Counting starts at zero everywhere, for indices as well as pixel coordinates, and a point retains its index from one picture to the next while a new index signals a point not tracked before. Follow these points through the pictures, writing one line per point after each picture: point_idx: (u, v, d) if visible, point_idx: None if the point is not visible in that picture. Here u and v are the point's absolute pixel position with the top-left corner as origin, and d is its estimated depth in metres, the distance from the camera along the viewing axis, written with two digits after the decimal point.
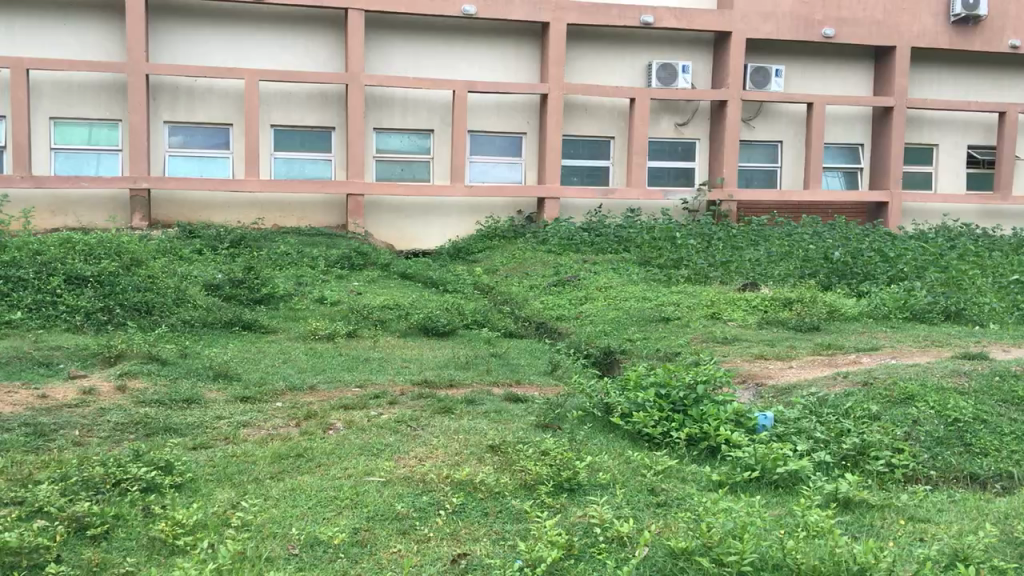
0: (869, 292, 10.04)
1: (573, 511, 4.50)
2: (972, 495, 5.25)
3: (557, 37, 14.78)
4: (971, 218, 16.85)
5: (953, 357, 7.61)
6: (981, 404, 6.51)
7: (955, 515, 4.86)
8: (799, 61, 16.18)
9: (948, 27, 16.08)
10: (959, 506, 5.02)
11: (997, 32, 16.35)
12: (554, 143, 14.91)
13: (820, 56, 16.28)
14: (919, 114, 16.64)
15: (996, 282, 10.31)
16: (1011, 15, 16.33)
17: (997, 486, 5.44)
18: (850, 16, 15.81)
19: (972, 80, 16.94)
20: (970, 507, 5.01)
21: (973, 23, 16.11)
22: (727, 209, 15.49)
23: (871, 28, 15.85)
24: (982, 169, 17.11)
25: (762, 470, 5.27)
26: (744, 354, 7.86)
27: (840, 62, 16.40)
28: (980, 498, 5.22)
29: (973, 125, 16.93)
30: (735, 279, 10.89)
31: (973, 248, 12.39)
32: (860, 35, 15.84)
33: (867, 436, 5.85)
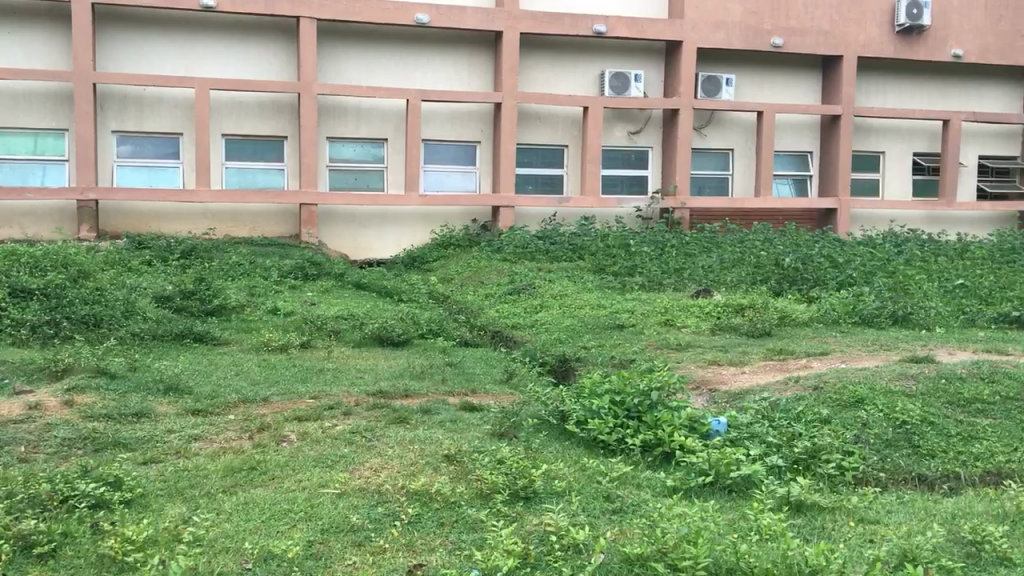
0: (818, 297, 10.19)
1: (529, 519, 4.50)
2: (920, 496, 5.40)
3: (511, 46, 14.82)
4: (918, 224, 17.21)
5: (901, 360, 7.76)
6: (929, 407, 6.75)
7: (904, 516, 4.99)
8: (749, 70, 16.41)
9: (893, 37, 16.42)
10: (907, 508, 5.16)
11: (940, 42, 16.73)
12: (508, 151, 14.94)
13: (770, 64, 16.53)
14: (867, 122, 16.96)
15: (942, 286, 10.44)
16: (953, 25, 16.73)
17: (944, 486, 5.63)
18: (798, 25, 16.07)
19: (918, 88, 17.29)
20: (918, 507, 5.16)
21: (917, 34, 16.47)
22: (680, 217, 15.61)
23: (819, 38, 16.13)
24: (927, 176, 17.50)
25: (716, 475, 5.35)
26: (698, 360, 7.93)
27: (789, 71, 16.66)
28: (927, 499, 5.38)
29: (917, 133, 17.29)
30: (688, 286, 10.98)
31: (919, 254, 12.67)
32: (808, 45, 16.11)
33: (817, 439, 5.99)
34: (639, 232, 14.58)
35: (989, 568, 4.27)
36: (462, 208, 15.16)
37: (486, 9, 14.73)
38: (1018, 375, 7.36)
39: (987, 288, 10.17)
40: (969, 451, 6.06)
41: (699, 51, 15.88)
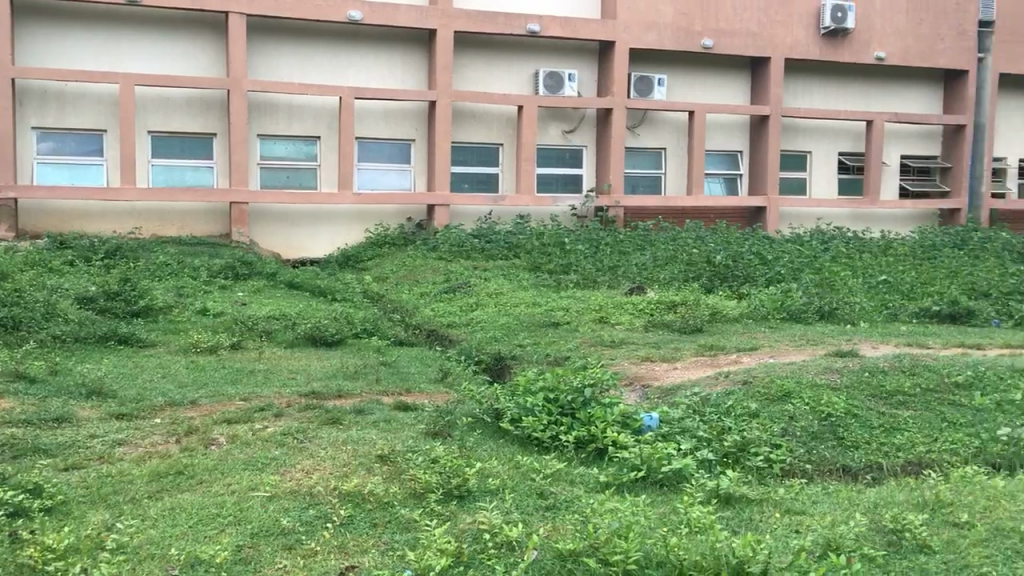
0: (748, 294, 10.38)
1: (463, 518, 4.50)
2: (844, 487, 5.68)
3: (444, 44, 14.78)
4: (845, 222, 17.63)
5: (826, 355, 7.96)
6: (853, 400, 6.97)
7: (829, 506, 5.18)
8: (680, 70, 16.63)
9: (819, 39, 16.80)
10: (832, 497, 5.39)
11: (864, 45, 17.14)
12: (442, 150, 14.90)
13: (701, 65, 16.78)
14: (795, 122, 17.33)
15: (866, 282, 10.67)
16: (876, 28, 17.16)
17: (868, 476, 5.94)
18: (727, 27, 16.33)
19: (844, 88, 17.71)
20: (842, 497, 5.39)
21: (842, 36, 16.87)
22: (614, 215, 15.75)
23: (748, 40, 16.43)
24: (853, 175, 17.95)
25: (648, 470, 5.43)
26: (631, 356, 8.01)
27: (719, 72, 16.94)
28: (851, 490, 5.66)
29: (843, 133, 17.72)
30: (622, 283, 11.08)
31: (845, 252, 12.99)
32: (737, 46, 16.40)
33: (746, 432, 6.19)
34: (574, 231, 14.68)
35: (909, 555, 4.53)
36: (397, 207, 15.08)
37: (419, 7, 14.68)
38: (937, 368, 7.61)
39: (908, 283, 10.40)
40: (891, 443, 6.37)
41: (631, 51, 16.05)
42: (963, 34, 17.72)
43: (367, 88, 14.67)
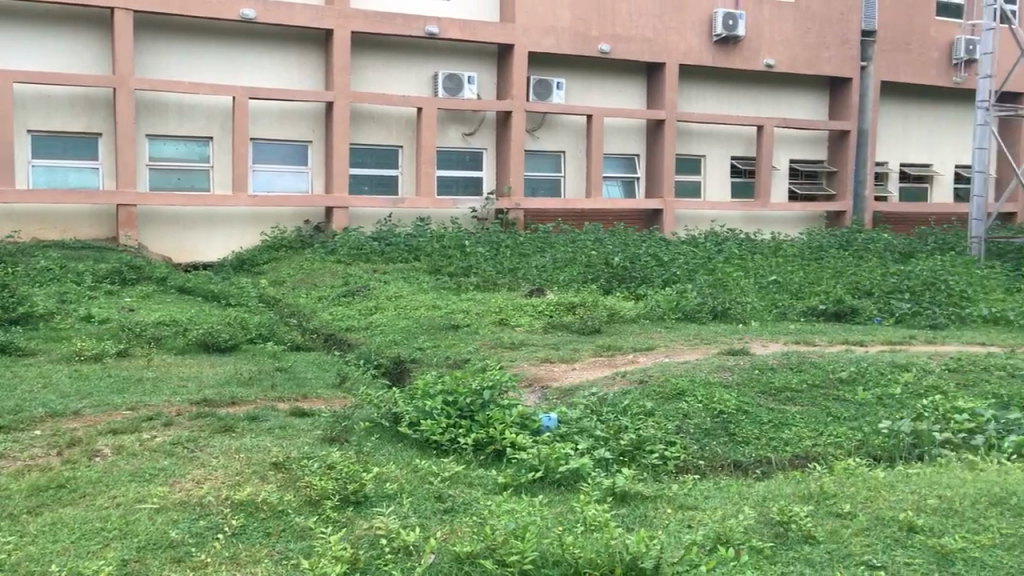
0: (645, 294, 10.57)
1: (360, 524, 4.45)
2: (735, 481, 5.89)
3: (341, 45, 14.62)
4: (737, 225, 18.20)
5: (719, 353, 8.17)
6: (744, 397, 7.19)
7: (720, 500, 5.38)
8: (578, 74, 16.85)
9: (712, 46, 17.27)
10: (723, 492, 5.58)
11: (754, 52, 17.69)
12: (340, 152, 14.72)
13: (598, 69, 17.05)
14: (689, 127, 17.76)
15: (757, 282, 10.97)
16: (765, 37, 17.73)
17: (758, 471, 6.17)
18: (623, 32, 16.62)
19: (736, 94, 18.24)
20: (731, 492, 5.59)
21: (733, 43, 17.37)
22: (514, 217, 15.85)
23: (643, 45, 16.77)
24: (745, 178, 18.50)
25: (546, 470, 5.47)
26: (531, 358, 8.06)
27: (616, 77, 17.24)
28: (742, 484, 5.86)
29: (735, 138, 18.25)
30: (521, 285, 11.16)
31: (738, 253, 13.36)
32: (633, 51, 16.72)
33: (642, 431, 6.34)
34: (474, 233, 14.71)
35: (795, 546, 4.73)
36: (294, 209, 14.83)
37: (315, 7, 14.48)
38: (822, 364, 7.90)
39: (797, 283, 10.72)
40: (779, 437, 6.59)
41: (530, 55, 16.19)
42: (847, 43, 18.38)
43: (262, 88, 14.39)
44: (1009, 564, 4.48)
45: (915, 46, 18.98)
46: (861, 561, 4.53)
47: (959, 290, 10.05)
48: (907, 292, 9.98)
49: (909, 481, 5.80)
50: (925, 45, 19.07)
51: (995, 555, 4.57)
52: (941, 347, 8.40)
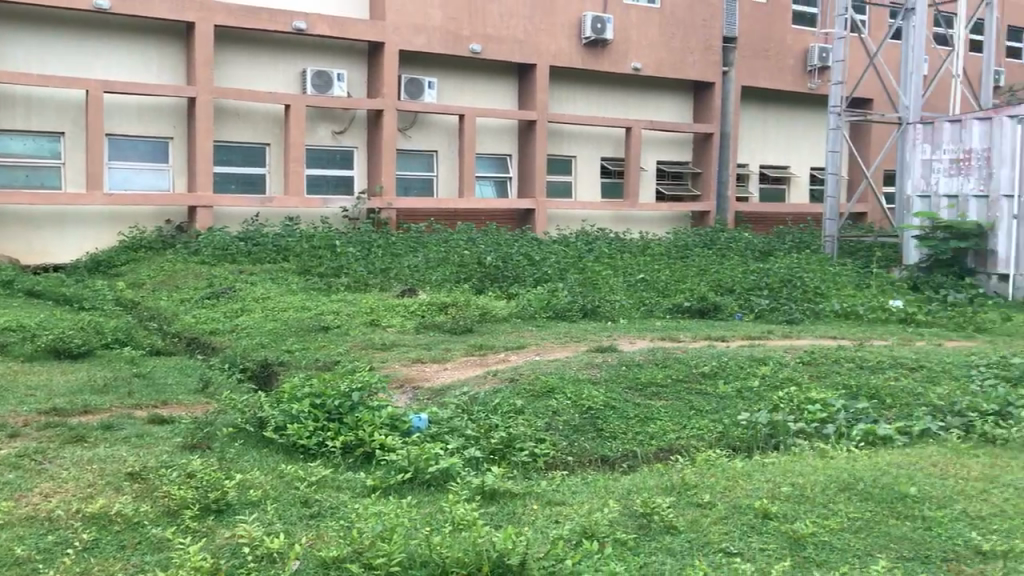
0: (517, 294, 10.66)
1: (222, 533, 4.32)
2: (602, 476, 6.01)
3: (203, 38, 14.17)
4: (606, 224, 18.52)
5: (588, 351, 8.33)
6: (612, 393, 7.36)
7: (586, 495, 5.49)
8: (450, 74, 16.87)
9: (581, 49, 17.58)
10: (590, 487, 5.69)
11: (622, 55, 18.11)
12: (203, 149, 14.27)
13: (470, 69, 17.10)
14: (559, 128, 18.04)
15: (625, 281, 11.21)
16: (632, 40, 18.16)
17: (624, 464, 6.33)
18: (494, 33, 16.73)
19: (607, 96, 18.63)
20: (598, 486, 5.70)
21: (601, 46, 17.73)
22: (387, 217, 15.74)
23: (514, 46, 16.92)
24: (614, 179, 18.94)
25: (416, 471, 5.45)
26: (402, 359, 8.01)
27: (489, 77, 17.35)
28: (608, 478, 6.00)
29: (604, 139, 18.66)
30: (393, 286, 11.10)
31: (607, 252, 13.63)
32: (504, 52, 16.85)
33: (512, 429, 6.40)
34: (345, 233, 14.51)
35: (657, 536, 4.87)
36: (154, 208, 14.27)
37: None
38: (686, 359, 8.16)
39: (663, 282, 11.00)
40: (645, 431, 6.77)
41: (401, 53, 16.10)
42: (709, 48, 19.02)
43: (118, 81, 13.79)
44: (854, 546, 4.74)
45: (774, 54, 19.83)
46: (719, 548, 4.73)
47: (812, 286, 10.55)
48: (765, 288, 10.40)
49: (765, 471, 6.04)
50: (782, 53, 19.95)
51: (843, 538, 4.83)
52: (796, 341, 8.80)
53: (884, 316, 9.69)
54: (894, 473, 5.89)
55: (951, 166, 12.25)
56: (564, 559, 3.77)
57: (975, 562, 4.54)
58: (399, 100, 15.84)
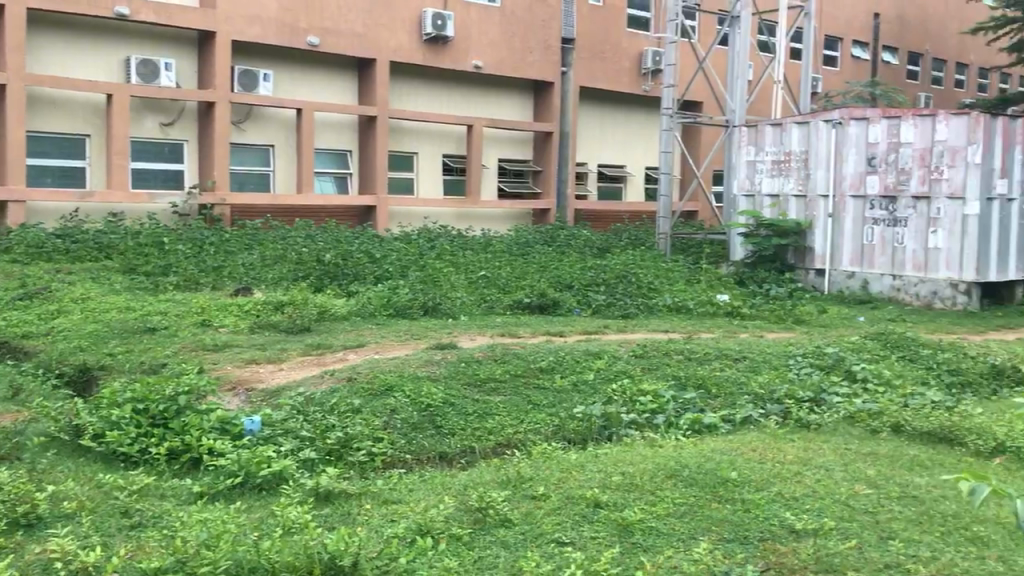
0: (357, 292, 10.52)
1: (30, 548, 4.06)
2: (440, 473, 6.01)
3: (14, 21, 13.23)
4: (448, 221, 18.49)
5: (428, 348, 8.32)
6: (451, 389, 7.38)
7: (423, 492, 5.49)
8: (287, 67, 16.43)
9: (422, 45, 17.54)
10: (428, 484, 5.68)
11: (463, 53, 18.17)
12: (14, 139, 13.35)
13: (309, 62, 16.74)
14: (401, 124, 17.93)
15: (468, 277, 11.24)
16: (473, 38, 18.25)
17: (462, 460, 6.38)
18: (332, 26, 16.44)
19: (450, 93, 18.65)
20: (435, 483, 5.70)
21: (442, 43, 17.76)
22: (219, 213, 15.24)
23: (353, 40, 16.69)
24: (456, 176, 18.96)
25: (246, 475, 5.33)
26: (235, 360, 7.75)
27: (328, 70, 17.00)
28: (446, 474, 6.00)
29: (446, 136, 18.70)
30: (227, 284, 10.76)
31: (449, 249, 13.64)
32: (342, 45, 16.60)
33: (349, 428, 6.31)
34: (173, 230, 13.93)
35: (492, 530, 4.91)
36: None
37: None
38: (524, 355, 8.28)
39: (504, 278, 11.10)
40: (484, 427, 6.81)
41: (235, 44, 15.59)
42: (549, 48, 19.36)
43: None
44: (680, 531, 4.92)
45: (610, 55, 20.44)
46: (552, 539, 4.80)
47: (646, 281, 10.92)
48: (602, 284, 10.70)
49: (597, 461, 6.19)
50: (618, 55, 20.60)
51: (669, 523, 5.01)
52: (630, 335, 9.10)
53: (712, 310, 10.16)
54: (716, 460, 6.17)
55: (774, 166, 12.95)
56: (397, 558, 3.96)
57: (789, 540, 4.81)
58: (232, 92, 15.38)
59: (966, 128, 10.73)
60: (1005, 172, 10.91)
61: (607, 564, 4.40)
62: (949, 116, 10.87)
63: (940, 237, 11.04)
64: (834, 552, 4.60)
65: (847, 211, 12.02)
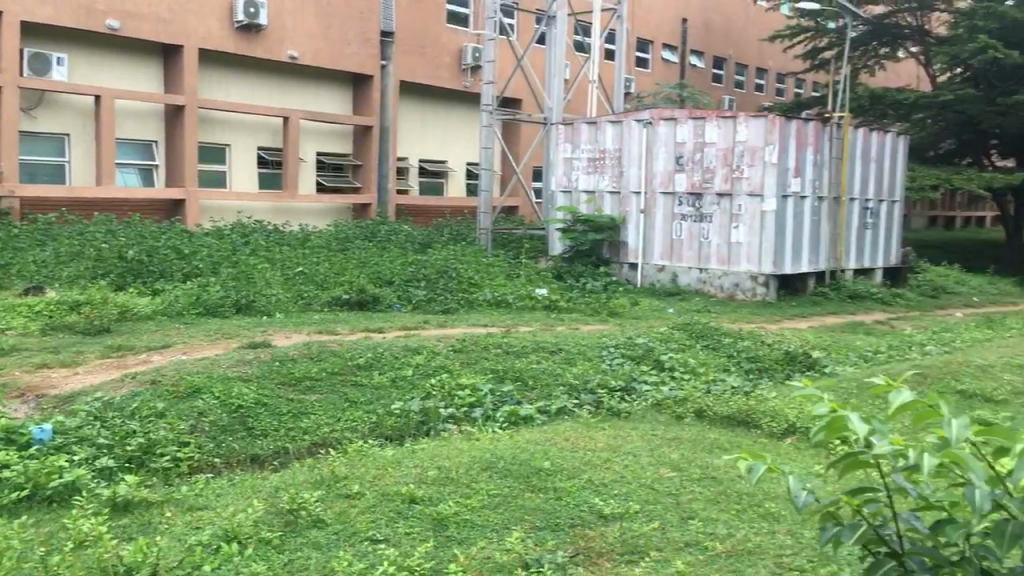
0: (163, 290, 10.04)
1: None
2: (250, 475, 5.83)
3: None
4: (264, 216, 17.86)
5: (239, 347, 8.08)
6: (263, 389, 7.18)
7: (232, 497, 5.31)
8: (84, 50, 15.30)
9: (233, 32, 16.88)
10: (237, 488, 5.49)
11: (278, 42, 17.61)
12: None
13: (110, 47, 15.73)
14: (212, 114, 17.12)
15: (284, 274, 10.95)
16: (288, 28, 17.72)
17: (276, 462, 6.18)
18: (135, 10, 15.56)
19: (268, 84, 18.06)
20: (245, 487, 5.52)
21: (255, 32, 17.15)
22: (7, 206, 14.08)
23: (158, 24, 15.86)
24: (271, 169, 18.41)
25: (34, 488, 5.01)
26: (22, 364, 7.23)
27: (131, 56, 16.01)
28: (257, 477, 5.82)
29: (261, 128, 18.09)
30: (16, 283, 10.04)
31: (264, 245, 13.23)
32: (146, 30, 15.74)
33: (152, 433, 6.02)
34: None
35: (303, 531, 4.81)
36: None
37: None
38: (341, 352, 8.17)
39: (322, 274, 10.88)
40: (298, 427, 6.65)
41: (24, 25, 14.47)
42: (368, 41, 19.07)
43: None
44: (493, 521, 4.98)
45: (429, 49, 20.44)
46: (365, 536, 4.75)
47: (466, 276, 11.00)
48: (422, 280, 10.72)
49: (414, 457, 6.17)
50: (437, 49, 20.64)
51: (482, 515, 5.06)
52: (449, 331, 9.16)
53: (530, 304, 10.39)
54: (530, 450, 6.29)
55: (589, 164, 13.29)
56: None
57: (596, 524, 4.96)
58: (21, 76, 14.28)
59: (763, 130, 11.47)
60: (798, 172, 11.74)
61: (419, 560, 4.39)
62: (748, 119, 11.58)
63: (742, 232, 11.75)
64: (637, 535, 4.79)
65: (657, 207, 12.57)
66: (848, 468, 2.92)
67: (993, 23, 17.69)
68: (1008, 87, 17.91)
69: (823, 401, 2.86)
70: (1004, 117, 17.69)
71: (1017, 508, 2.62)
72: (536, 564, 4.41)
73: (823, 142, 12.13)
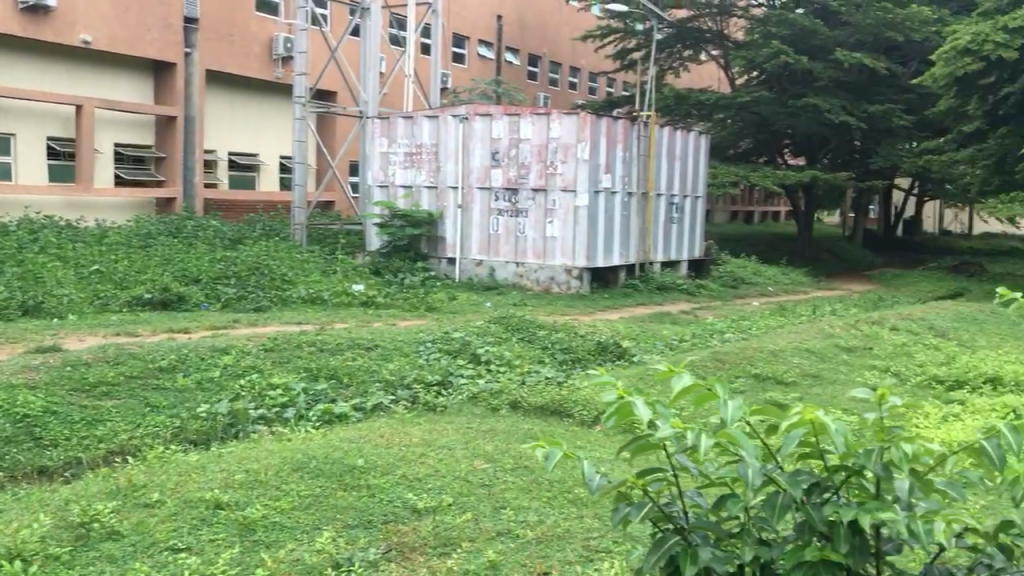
0: None
1: None
2: (36, 489, 5.45)
3: None
4: (57, 211, 16.26)
5: (25, 352, 7.53)
6: (52, 397, 6.69)
7: (15, 513, 4.97)
8: None
9: (19, 14, 15.26)
10: (21, 504, 5.14)
11: (69, 27, 16.17)
12: None
13: None
14: None
15: (78, 274, 10.26)
16: (80, 11, 16.32)
17: (66, 474, 5.80)
18: None
19: (61, 70, 16.56)
20: (31, 502, 5.16)
21: (43, 14, 15.62)
22: None
23: None
24: (63, 161, 16.72)
25: None
26: None
27: None
28: (44, 490, 5.43)
29: (50, 117, 16.38)
30: None
31: (53, 243, 12.29)
32: None
33: None
34: None
35: (96, 545, 4.54)
36: None
37: None
38: (141, 355, 7.75)
39: (120, 273, 10.28)
40: (92, 436, 6.25)
41: None
42: (170, 27, 17.93)
43: None
44: (303, 522, 4.83)
45: (238, 40, 19.65)
46: (165, 546, 4.51)
47: (279, 273, 10.69)
48: (232, 277, 10.36)
49: (220, 461, 5.91)
50: (246, 40, 19.89)
51: (292, 517, 4.90)
52: (260, 329, 8.91)
53: (346, 300, 10.25)
54: (343, 448, 6.18)
55: (406, 158, 13.22)
56: None
57: (410, 519, 4.89)
58: None
59: (575, 127, 11.84)
60: (609, 168, 12.21)
61: (222, 567, 4.23)
62: (561, 116, 11.93)
63: (556, 227, 12.09)
64: (450, 527, 4.78)
65: (474, 202, 12.70)
66: (635, 448, 2.88)
67: (783, 29, 18.95)
68: (798, 90, 19.48)
69: (607, 387, 2.82)
70: (794, 118, 19.18)
71: (789, 482, 2.71)
72: (346, 563, 4.32)
73: (632, 140, 12.67)
